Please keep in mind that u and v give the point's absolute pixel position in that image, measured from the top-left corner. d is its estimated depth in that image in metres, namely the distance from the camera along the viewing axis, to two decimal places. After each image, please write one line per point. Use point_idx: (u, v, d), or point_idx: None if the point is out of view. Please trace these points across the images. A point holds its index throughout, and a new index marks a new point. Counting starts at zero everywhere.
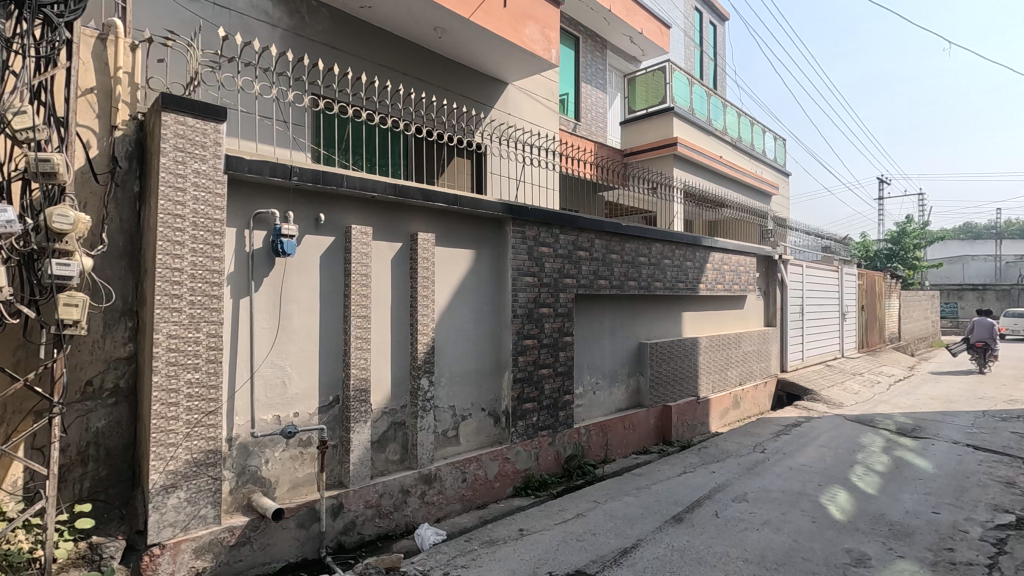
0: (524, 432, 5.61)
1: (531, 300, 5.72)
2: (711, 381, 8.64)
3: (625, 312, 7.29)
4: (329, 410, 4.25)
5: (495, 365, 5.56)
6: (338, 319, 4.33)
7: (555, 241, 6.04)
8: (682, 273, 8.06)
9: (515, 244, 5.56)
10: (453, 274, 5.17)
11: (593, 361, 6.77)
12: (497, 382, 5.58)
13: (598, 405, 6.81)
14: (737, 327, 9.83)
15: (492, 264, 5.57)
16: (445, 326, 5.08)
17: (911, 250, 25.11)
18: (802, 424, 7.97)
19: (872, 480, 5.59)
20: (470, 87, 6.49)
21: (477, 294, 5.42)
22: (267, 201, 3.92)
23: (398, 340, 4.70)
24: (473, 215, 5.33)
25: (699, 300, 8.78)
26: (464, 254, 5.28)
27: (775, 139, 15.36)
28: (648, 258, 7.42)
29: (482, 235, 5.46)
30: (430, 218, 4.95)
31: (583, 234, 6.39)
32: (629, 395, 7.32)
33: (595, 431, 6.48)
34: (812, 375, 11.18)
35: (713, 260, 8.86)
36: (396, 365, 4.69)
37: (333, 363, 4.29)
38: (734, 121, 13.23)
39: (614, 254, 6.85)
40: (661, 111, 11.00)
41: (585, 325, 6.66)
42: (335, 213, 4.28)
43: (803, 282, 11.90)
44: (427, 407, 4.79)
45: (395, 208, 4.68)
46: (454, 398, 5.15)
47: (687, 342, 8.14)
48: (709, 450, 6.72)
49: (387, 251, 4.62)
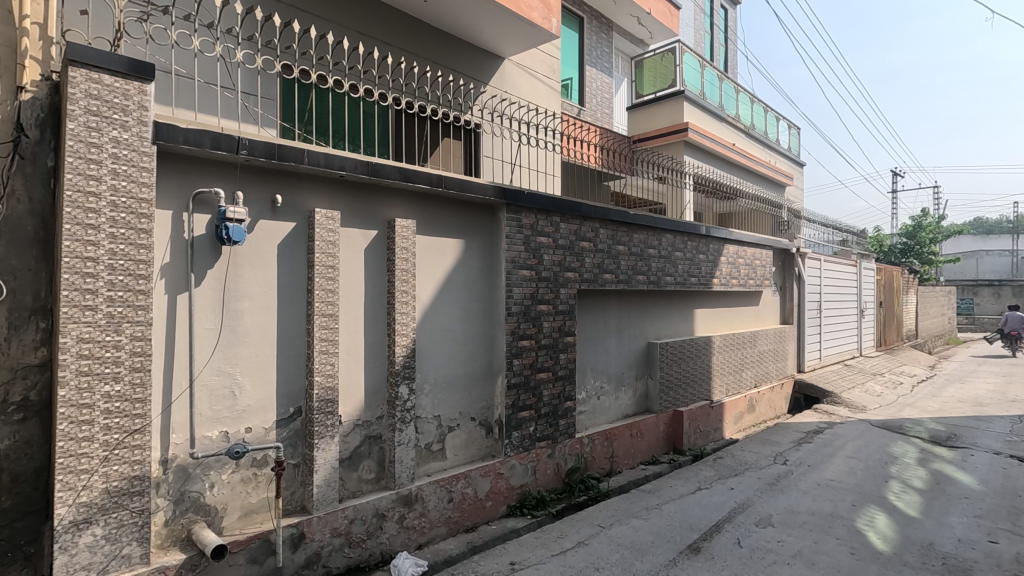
0: (520, 445, 5.01)
1: (528, 296, 5.10)
2: (725, 384, 8.01)
3: (632, 309, 6.67)
4: (290, 424, 3.67)
5: (487, 369, 4.96)
6: (301, 318, 3.73)
7: (556, 230, 5.42)
8: (694, 267, 7.42)
9: (509, 233, 4.95)
10: (439, 267, 4.56)
11: (598, 364, 6.16)
12: (489, 387, 4.98)
13: (603, 411, 6.20)
14: (751, 324, 9.19)
15: (484, 255, 4.96)
16: (430, 326, 4.47)
17: (927, 245, 24.28)
18: (825, 431, 7.33)
19: (912, 499, 4.96)
20: (462, 60, 5.86)
21: (467, 288, 4.80)
22: (210, 179, 3.32)
23: (372, 343, 4.10)
24: (462, 199, 4.72)
25: (712, 296, 8.14)
26: (452, 243, 4.67)
27: (790, 127, 14.64)
28: (658, 250, 6.78)
29: (472, 221, 4.84)
30: (412, 202, 4.35)
31: (586, 223, 5.77)
32: (637, 400, 6.71)
33: (600, 441, 5.88)
34: (831, 376, 10.52)
35: (728, 253, 8.21)
36: (371, 371, 4.10)
37: (295, 368, 3.70)
38: (747, 108, 12.53)
39: (621, 245, 6.23)
40: (671, 95, 10.33)
41: (589, 324, 6.04)
42: (297, 194, 3.68)
43: (821, 276, 11.23)
44: (406, 419, 4.19)
45: (369, 190, 4.08)
46: (440, 407, 4.55)
47: (700, 342, 7.50)
48: (725, 461, 6.10)
49: (359, 239, 4.02)
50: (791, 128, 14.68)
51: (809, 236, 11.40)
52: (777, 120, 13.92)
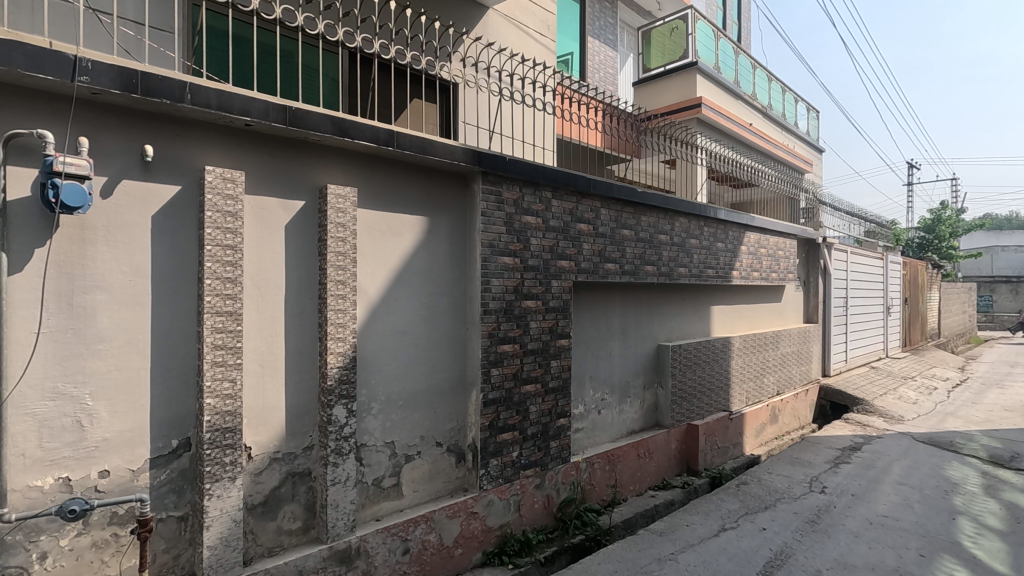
0: (500, 475, 4.01)
1: (511, 289, 4.09)
2: (745, 392, 6.99)
3: (640, 306, 5.65)
4: (171, 464, 2.67)
5: (459, 381, 3.96)
6: (189, 317, 2.72)
7: (547, 208, 4.40)
8: (711, 257, 6.39)
9: (486, 210, 3.93)
10: (393, 251, 3.55)
11: (599, 371, 5.14)
12: (462, 404, 3.98)
13: (604, 428, 5.19)
14: (773, 323, 8.15)
15: (454, 239, 3.94)
16: (380, 327, 3.47)
17: (947, 239, 23.06)
18: (864, 448, 6.29)
19: (994, 546, 3.93)
20: (434, 6, 4.84)
21: (431, 279, 3.78)
22: (37, 118, 2.32)
23: (297, 350, 3.10)
24: (423, 165, 3.69)
25: (730, 291, 7.10)
26: (411, 221, 3.65)
27: (808, 110, 13.53)
28: (670, 236, 5.76)
29: (437, 194, 3.82)
30: (355, 167, 3.34)
31: (584, 201, 4.75)
32: (644, 413, 5.69)
33: (601, 464, 4.88)
34: (859, 380, 9.46)
35: (749, 242, 7.17)
36: (296, 387, 3.10)
37: (180, 386, 2.70)
38: (764, 87, 11.44)
39: (626, 229, 5.20)
40: (682, 68, 9.27)
41: (588, 324, 5.02)
42: (183, 145, 2.68)
43: (847, 270, 10.14)
44: (343, 450, 3.19)
45: (293, 146, 3.08)
46: (393, 431, 3.55)
47: (718, 343, 6.47)
48: (751, 488, 5.08)
49: (278, 211, 3.03)
50: (810, 111, 13.57)
51: (832, 225, 10.33)
52: (795, 101, 12.82)
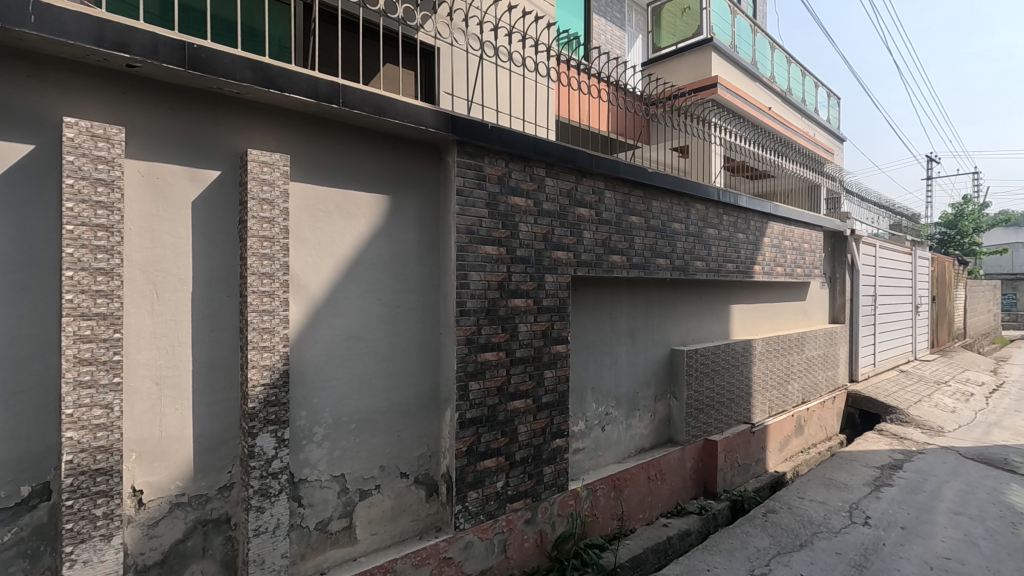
0: (481, 511, 3.30)
1: (495, 284, 3.38)
2: (767, 402, 6.23)
3: (651, 306, 4.92)
4: (20, 519, 1.98)
5: (430, 397, 3.25)
6: (46, 322, 2.03)
7: (540, 187, 3.67)
8: (731, 249, 5.64)
9: (464, 188, 3.21)
10: (343, 237, 2.84)
11: (603, 381, 4.42)
12: (433, 425, 3.27)
13: (609, 447, 4.48)
14: (796, 324, 7.38)
15: (425, 224, 3.22)
16: (324, 332, 2.77)
17: (969, 235, 22.04)
18: (906, 467, 5.52)
19: None
20: None
21: (394, 272, 3.07)
22: None
23: (209, 364, 2.41)
24: (381, 130, 2.98)
25: (751, 288, 6.35)
26: (366, 200, 2.94)
27: (829, 96, 12.68)
28: (684, 225, 5.02)
29: (400, 166, 3.10)
30: (289, 129, 2.63)
31: (584, 181, 4.03)
32: (656, 428, 4.96)
33: (605, 491, 4.16)
34: (890, 386, 8.67)
35: (773, 234, 6.41)
36: (208, 411, 2.41)
37: (35, 414, 2.02)
38: (783, 69, 10.63)
39: (635, 215, 4.47)
40: (695, 45, 8.50)
41: (590, 328, 4.30)
42: (37, 91, 2.00)
43: (876, 265, 9.32)
44: (272, 491, 2.48)
45: (202, 100, 2.38)
46: (343, 462, 2.85)
47: (738, 347, 5.72)
48: (782, 518, 4.34)
49: (182, 182, 2.34)
50: (831, 97, 12.72)
51: (858, 216, 9.52)
52: (815, 86, 11.99)
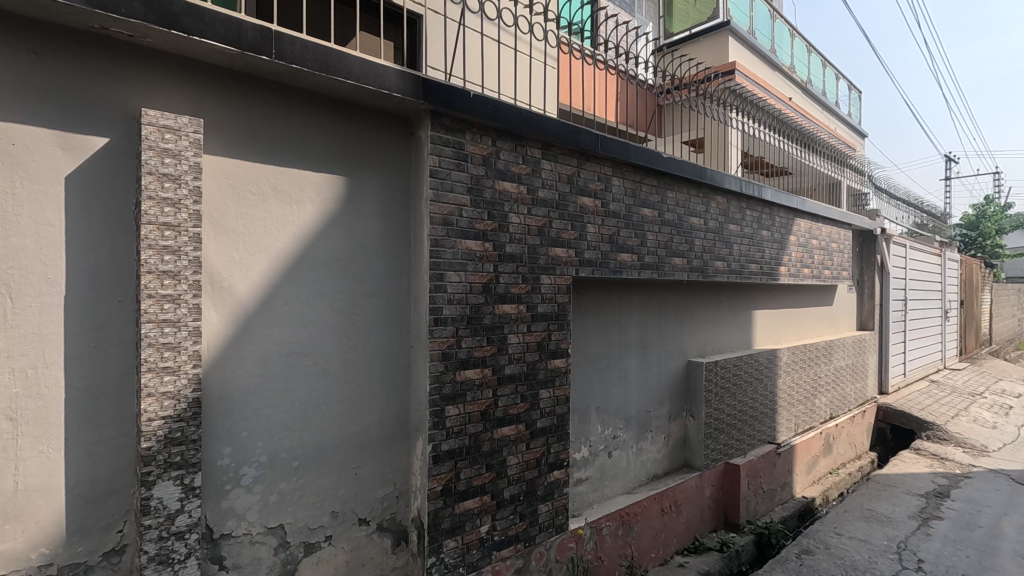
0: (460, 563, 2.70)
1: (478, 287, 2.79)
2: (793, 418, 5.60)
3: (665, 312, 4.32)
4: None
5: (397, 424, 2.66)
6: None
7: (535, 171, 3.08)
8: (755, 248, 5.01)
9: (440, 169, 2.63)
10: (282, 227, 2.27)
11: (609, 399, 3.82)
12: (400, 459, 2.67)
13: (616, 475, 3.88)
14: (822, 331, 6.74)
15: (393, 213, 2.64)
16: (255, 346, 2.20)
17: (992, 236, 21.14)
18: (955, 496, 4.86)
19: None
20: None
21: (351, 271, 2.49)
22: None
23: (91, 391, 1.83)
24: (334, 95, 2.39)
25: (775, 292, 5.72)
26: (314, 181, 2.37)
27: (850, 90, 11.99)
28: (703, 220, 4.41)
29: (359, 140, 2.52)
30: (208, 88, 2.06)
31: (588, 165, 3.43)
32: (669, 452, 4.35)
33: (612, 529, 3.55)
34: (922, 398, 7.97)
35: (799, 231, 5.78)
36: (88, 453, 1.83)
37: None
38: (803, 59, 9.97)
39: (648, 207, 3.87)
40: (711, 30, 7.89)
41: (594, 338, 3.70)
42: None
43: (906, 267, 8.64)
44: (175, 557, 1.89)
45: (82, 43, 1.81)
46: (282, 510, 2.27)
47: (762, 358, 5.10)
48: (820, 560, 3.71)
49: (50, 151, 1.76)
50: (852, 90, 12.02)
51: (886, 214, 8.84)
52: (836, 79, 11.31)
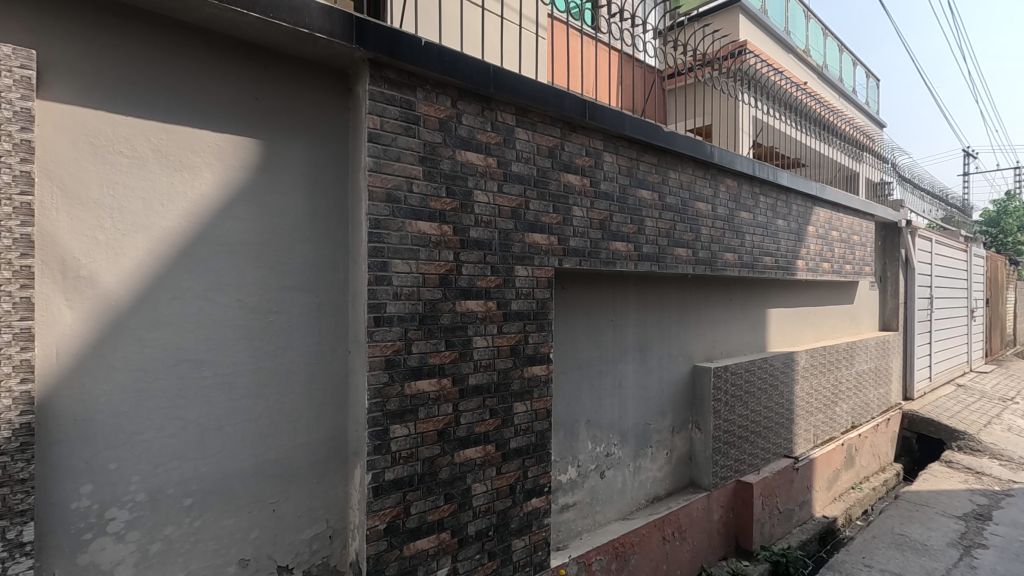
0: None
1: (434, 280, 2.29)
2: (812, 429, 5.05)
3: (668, 311, 3.79)
4: None
5: (330, 449, 2.16)
6: None
7: (508, 141, 2.58)
8: (769, 238, 4.47)
9: (381, 133, 2.12)
10: (167, 200, 1.78)
11: (601, 410, 3.30)
12: (335, 491, 2.17)
13: (610, 497, 3.36)
14: (843, 332, 6.17)
15: (325, 185, 2.13)
16: (130, 354, 1.70)
17: (1015, 233, 20.26)
18: (999, 519, 4.29)
19: None
20: None
21: (266, 259, 1.98)
22: None
23: None
24: (240, 35, 1.90)
25: (791, 288, 5.17)
26: (214, 143, 1.87)
27: (868, 77, 11.34)
28: (711, 206, 3.88)
29: (279, 96, 2.02)
30: (54, 17, 1.58)
31: (574, 137, 2.91)
32: (672, 470, 3.83)
33: (604, 563, 3.04)
34: (950, 404, 7.37)
35: (818, 221, 5.23)
36: None
37: None
38: (819, 42, 9.37)
39: (646, 189, 3.34)
40: (720, 9, 7.32)
41: (583, 340, 3.19)
42: None
43: (932, 263, 8.04)
44: None
45: None
46: (168, 561, 1.78)
47: (778, 361, 4.56)
48: None
49: None
50: (870, 78, 11.36)
51: (910, 206, 8.23)
52: (853, 65, 10.66)
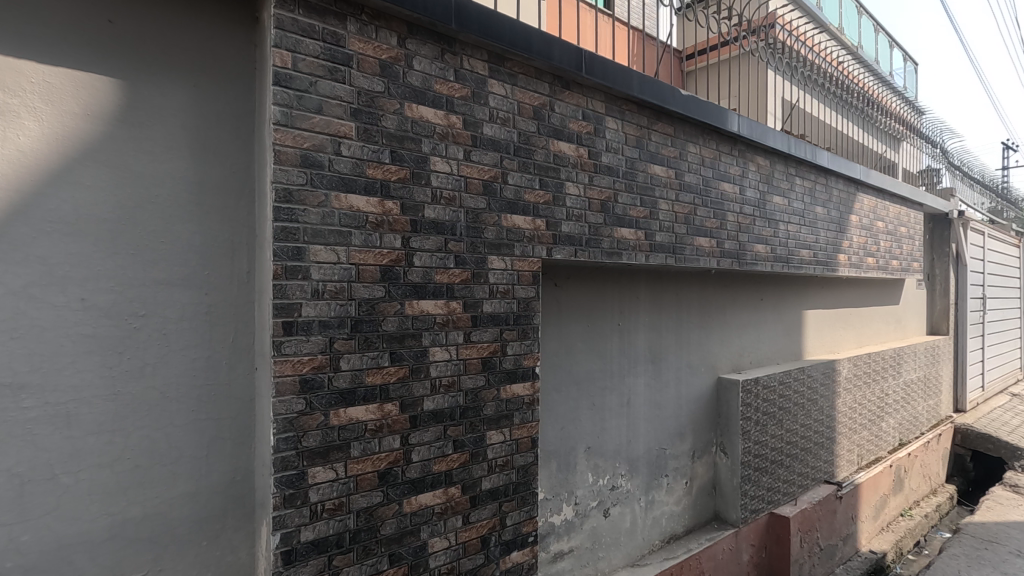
0: None
1: (372, 274, 1.73)
2: (856, 449, 4.38)
3: (686, 313, 3.18)
4: None
5: (229, 499, 1.61)
6: None
7: (477, 96, 2.01)
8: (807, 228, 3.82)
9: (292, 74, 1.57)
10: None
11: (604, 434, 2.70)
12: (237, 555, 1.62)
13: (617, 538, 2.77)
14: (887, 337, 5.47)
15: (219, 142, 1.59)
16: None
17: None
18: None
19: None
20: None
21: (125, 241, 1.44)
22: None
23: None
24: None
25: (830, 286, 4.51)
26: (43, 80, 1.34)
27: (906, 62, 10.49)
28: (738, 187, 3.26)
29: (147, 19, 1.47)
30: None
31: (567, 96, 2.32)
32: (693, 501, 3.22)
33: None
34: (1009, 417, 6.57)
35: (862, 210, 4.55)
36: None
37: None
38: (854, 21, 8.60)
39: (659, 164, 2.74)
40: None
41: (579, 349, 2.60)
42: None
43: (984, 259, 7.24)
44: None
45: None
46: None
47: (817, 371, 3.91)
48: None
49: None
50: (907, 63, 10.51)
51: (959, 196, 7.43)
52: (891, 47, 9.84)
